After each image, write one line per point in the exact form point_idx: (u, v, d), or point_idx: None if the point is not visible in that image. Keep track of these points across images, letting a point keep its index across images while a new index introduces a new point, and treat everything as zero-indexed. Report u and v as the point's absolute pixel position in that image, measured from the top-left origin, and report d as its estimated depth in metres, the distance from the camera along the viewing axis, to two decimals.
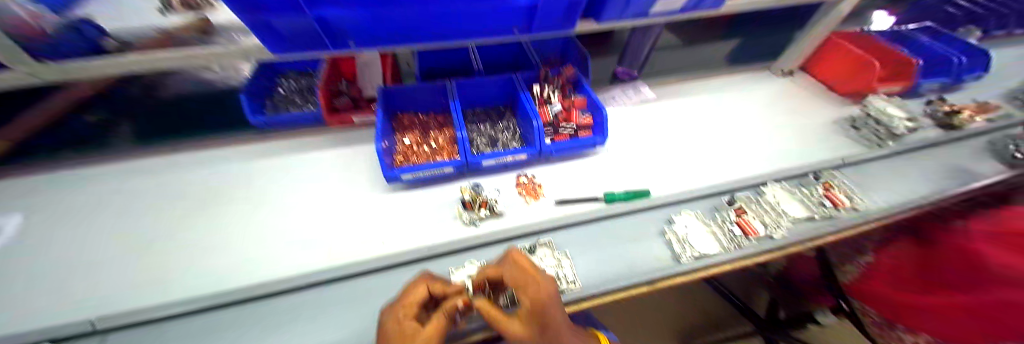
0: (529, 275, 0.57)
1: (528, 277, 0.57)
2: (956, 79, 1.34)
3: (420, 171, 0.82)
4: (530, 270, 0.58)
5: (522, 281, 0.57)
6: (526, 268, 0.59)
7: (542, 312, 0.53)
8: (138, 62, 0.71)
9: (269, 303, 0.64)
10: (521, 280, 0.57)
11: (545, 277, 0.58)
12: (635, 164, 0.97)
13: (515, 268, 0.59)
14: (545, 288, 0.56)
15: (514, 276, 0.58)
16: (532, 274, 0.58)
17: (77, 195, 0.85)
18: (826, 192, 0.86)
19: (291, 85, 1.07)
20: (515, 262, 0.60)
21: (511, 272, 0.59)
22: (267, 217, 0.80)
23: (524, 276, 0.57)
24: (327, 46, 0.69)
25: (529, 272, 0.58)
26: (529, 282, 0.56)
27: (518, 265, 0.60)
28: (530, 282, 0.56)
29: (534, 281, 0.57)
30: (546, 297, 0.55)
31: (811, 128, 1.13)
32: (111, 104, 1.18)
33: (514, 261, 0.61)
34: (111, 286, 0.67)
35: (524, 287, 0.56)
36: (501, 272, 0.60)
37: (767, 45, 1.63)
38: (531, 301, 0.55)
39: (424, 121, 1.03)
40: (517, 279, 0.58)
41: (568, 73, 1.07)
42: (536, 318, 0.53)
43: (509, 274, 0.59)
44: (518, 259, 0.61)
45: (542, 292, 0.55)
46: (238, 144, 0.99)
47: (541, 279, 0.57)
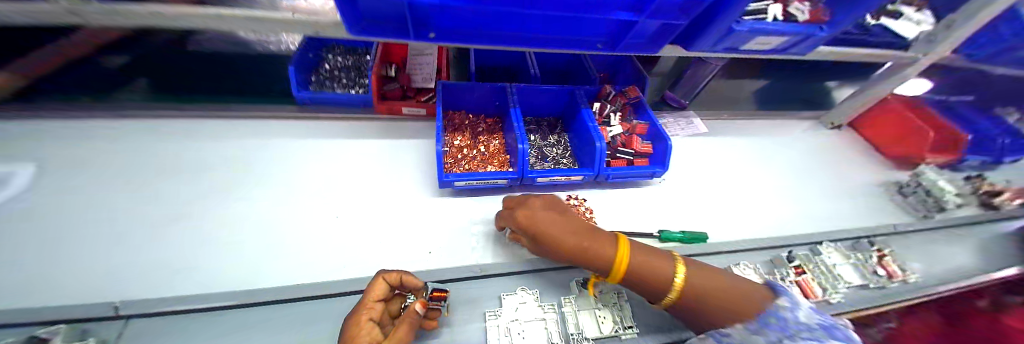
0: (511, 207, 0.68)
1: (507, 208, 0.70)
2: (997, 158, 1.34)
3: (475, 180, 0.77)
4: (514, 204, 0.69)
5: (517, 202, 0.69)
6: (510, 205, 0.70)
7: (526, 225, 0.62)
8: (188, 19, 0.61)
9: (314, 306, 0.57)
10: (516, 202, 0.69)
11: (525, 201, 0.68)
12: (688, 203, 0.94)
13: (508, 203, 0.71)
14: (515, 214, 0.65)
15: (511, 202, 0.70)
16: (524, 200, 0.68)
17: (95, 151, 0.78)
18: (881, 262, 0.85)
19: (339, 61, 1.02)
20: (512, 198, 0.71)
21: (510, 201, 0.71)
22: (302, 206, 0.73)
23: (505, 212, 0.70)
24: (406, 33, 0.62)
25: (525, 199, 0.69)
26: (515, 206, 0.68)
27: (516, 199, 0.70)
28: (528, 201, 0.67)
29: (527, 199, 0.68)
30: (534, 214, 0.63)
31: (858, 189, 1.12)
32: (133, 53, 1.10)
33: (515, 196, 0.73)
34: (132, 262, 0.61)
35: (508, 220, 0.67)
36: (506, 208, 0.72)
37: (807, 92, 1.60)
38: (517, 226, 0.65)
39: (474, 121, 0.97)
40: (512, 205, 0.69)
41: (631, 94, 0.99)
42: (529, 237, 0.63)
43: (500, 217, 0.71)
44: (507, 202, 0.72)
45: (526, 211, 0.63)
46: (272, 116, 0.91)
47: (531, 200, 0.67)
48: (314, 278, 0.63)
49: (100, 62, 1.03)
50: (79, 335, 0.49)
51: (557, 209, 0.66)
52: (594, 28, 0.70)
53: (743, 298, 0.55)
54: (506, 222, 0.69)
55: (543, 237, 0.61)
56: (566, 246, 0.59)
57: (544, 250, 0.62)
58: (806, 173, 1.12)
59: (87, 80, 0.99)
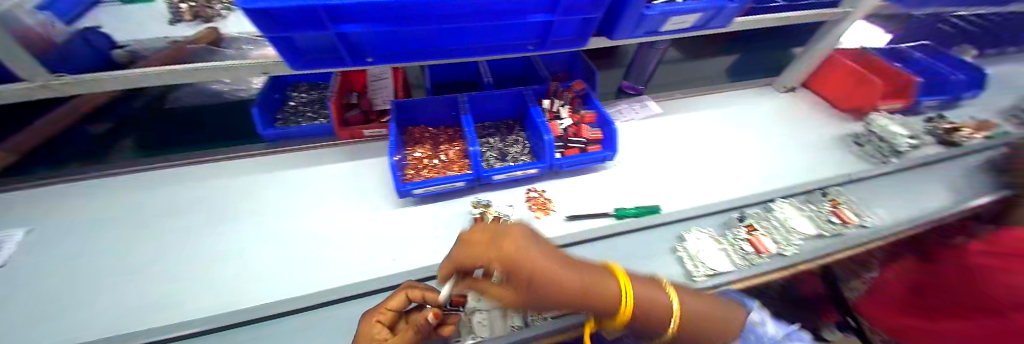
0: (483, 243, 0.42)
1: (479, 247, 0.42)
2: (955, 97, 1.37)
3: (433, 185, 0.82)
4: (487, 234, 0.44)
5: (490, 232, 0.44)
6: (480, 239, 0.43)
7: (513, 266, 0.39)
8: (151, 77, 0.68)
9: (282, 321, 0.61)
10: (490, 234, 0.43)
11: (505, 231, 0.42)
12: (645, 181, 0.98)
13: (476, 234, 0.45)
14: (497, 249, 0.40)
15: (482, 234, 0.45)
16: (498, 228, 0.44)
17: (83, 208, 0.84)
18: (834, 209, 0.87)
19: (303, 97, 1.13)
20: (481, 223, 0.48)
21: (478, 232, 0.46)
22: (272, 234, 0.79)
23: (474, 251, 0.42)
24: (344, 61, 0.68)
25: (499, 224, 0.45)
26: (488, 240, 0.42)
27: (490, 220, 0.48)
28: (506, 223, 0.45)
29: (505, 224, 0.45)
30: (525, 247, 0.40)
31: (816, 145, 1.15)
32: (116, 117, 1.19)
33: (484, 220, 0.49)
34: (116, 305, 0.66)
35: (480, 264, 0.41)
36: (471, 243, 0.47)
37: (765, 62, 1.65)
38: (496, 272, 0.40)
39: (433, 133, 1.04)
40: (483, 240, 0.43)
41: (577, 88, 1.08)
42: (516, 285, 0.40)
43: (462, 259, 0.43)
44: (472, 234, 0.46)
45: (512, 241, 0.40)
46: (246, 155, 0.98)
47: (513, 224, 0.44)
48: (285, 295, 0.68)
49: (85, 129, 1.11)
50: None
51: (536, 240, 0.42)
52: (522, 33, 0.74)
53: (726, 322, 0.53)
54: (467, 256, 0.44)
55: (534, 276, 0.38)
56: (569, 289, 0.40)
57: (535, 300, 0.41)
58: (763, 138, 1.16)
59: (74, 146, 1.07)
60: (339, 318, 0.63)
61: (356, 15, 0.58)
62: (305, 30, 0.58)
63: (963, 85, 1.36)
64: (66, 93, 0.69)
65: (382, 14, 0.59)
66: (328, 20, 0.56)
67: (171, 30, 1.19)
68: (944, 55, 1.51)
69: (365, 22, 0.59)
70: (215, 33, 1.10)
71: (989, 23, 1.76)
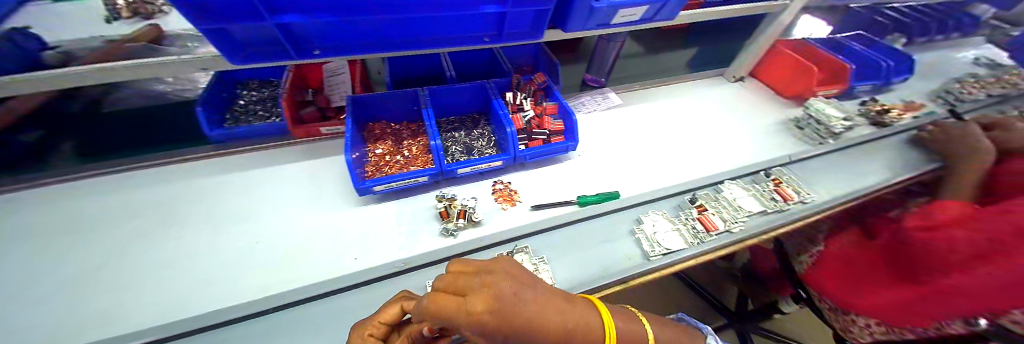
0: (456, 299, 0.43)
1: (453, 305, 0.42)
2: (885, 82, 1.49)
3: (395, 181, 0.82)
4: (458, 290, 0.45)
5: (461, 288, 0.45)
6: (451, 295, 0.43)
7: (492, 320, 0.41)
8: (80, 77, 0.64)
9: (238, 326, 0.60)
10: (460, 291, 0.44)
11: (476, 288, 0.44)
12: (607, 168, 1.01)
13: (444, 291, 0.45)
14: (474, 303, 0.42)
15: (451, 289, 0.46)
16: (467, 283, 0.45)
17: (11, 221, 0.78)
18: (776, 187, 0.93)
19: (253, 95, 1.15)
20: (447, 275, 0.48)
21: (446, 288, 0.46)
22: (226, 238, 0.77)
23: (446, 309, 0.42)
24: (291, 55, 0.67)
25: (467, 280, 0.46)
26: (462, 297, 0.43)
27: (454, 273, 0.48)
28: (474, 276, 0.47)
29: (475, 278, 0.46)
30: (499, 299, 0.43)
31: (764, 129, 1.23)
32: (48, 122, 1.10)
33: (450, 275, 0.49)
34: (50, 321, 0.62)
35: (454, 321, 0.41)
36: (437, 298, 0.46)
37: (721, 53, 1.73)
38: (472, 328, 0.41)
39: (397, 129, 1.03)
40: (454, 296, 0.44)
41: (539, 81, 1.10)
42: (493, 338, 0.42)
43: (430, 317, 0.42)
44: (440, 289, 0.46)
45: (488, 297, 0.42)
46: (199, 159, 0.94)
47: (484, 277, 0.46)
48: (239, 299, 0.66)
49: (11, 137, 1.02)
50: None
51: (524, 285, 0.46)
52: (474, 25, 0.75)
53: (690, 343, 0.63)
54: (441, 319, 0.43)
55: (511, 330, 0.42)
56: (551, 335, 0.44)
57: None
58: (716, 124, 1.23)
59: None
60: (299, 319, 0.62)
61: (296, 6, 0.57)
62: (243, 21, 0.56)
63: (892, 71, 1.49)
64: None
65: (323, 4, 0.58)
66: (266, 11, 0.55)
67: (104, 28, 1.09)
68: (879, 45, 1.64)
69: (307, 13, 0.59)
70: (158, 31, 1.02)
71: (915, 14, 1.93)
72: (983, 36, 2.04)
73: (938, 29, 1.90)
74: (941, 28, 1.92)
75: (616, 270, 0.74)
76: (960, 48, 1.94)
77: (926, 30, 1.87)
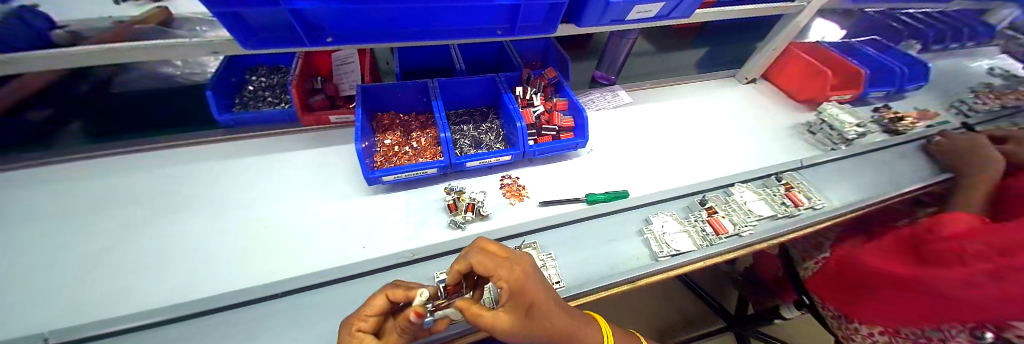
0: (502, 257, 0.51)
1: (501, 260, 0.50)
2: (899, 89, 1.47)
3: (404, 172, 0.82)
4: (501, 254, 0.52)
5: (503, 250, 0.53)
6: (497, 254, 0.52)
7: (527, 282, 0.49)
8: (88, 57, 0.63)
9: (245, 310, 0.60)
10: (502, 252, 0.52)
11: (516, 255, 0.53)
12: (616, 167, 1.01)
13: (488, 248, 0.53)
14: (517, 265, 0.50)
15: (493, 249, 0.53)
16: (508, 250, 0.54)
17: (20, 198, 0.79)
18: (787, 192, 0.92)
19: (262, 81, 1.14)
20: (489, 241, 0.56)
21: (490, 247, 0.54)
22: (233, 222, 0.77)
23: (493, 261, 0.50)
24: (303, 42, 0.66)
25: (507, 249, 0.55)
26: (507, 257, 0.51)
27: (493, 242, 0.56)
28: (512, 249, 0.55)
29: (514, 250, 0.54)
30: (532, 271, 0.51)
31: (775, 133, 1.21)
32: (57, 101, 1.10)
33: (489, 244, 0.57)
34: (60, 299, 0.62)
35: (495, 274, 0.49)
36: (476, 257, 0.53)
37: (732, 54, 1.71)
38: (508, 284, 0.48)
39: (405, 120, 1.03)
40: (497, 255, 0.52)
41: (549, 76, 1.08)
42: (519, 301, 0.48)
43: (478, 263, 0.50)
44: (485, 247, 0.54)
45: (525, 265, 0.51)
46: (206, 143, 0.94)
47: (521, 252, 0.54)
48: (247, 283, 0.66)
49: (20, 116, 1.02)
50: None
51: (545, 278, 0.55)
52: (488, 17, 0.73)
53: None
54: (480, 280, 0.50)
55: (536, 307, 0.49)
56: (560, 325, 0.51)
57: (525, 319, 0.48)
58: (726, 126, 1.21)
59: None
60: (305, 306, 0.62)
61: None
62: (257, 6, 0.56)
63: (907, 78, 1.47)
64: None
65: None
66: None
67: (114, 10, 1.07)
68: (893, 50, 1.61)
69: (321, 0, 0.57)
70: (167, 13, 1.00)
71: (930, 21, 1.90)
72: (1000, 45, 2.00)
73: (952, 37, 1.87)
74: (956, 37, 1.89)
75: (623, 269, 0.73)
76: (975, 57, 1.90)
77: (943, 37, 1.84)
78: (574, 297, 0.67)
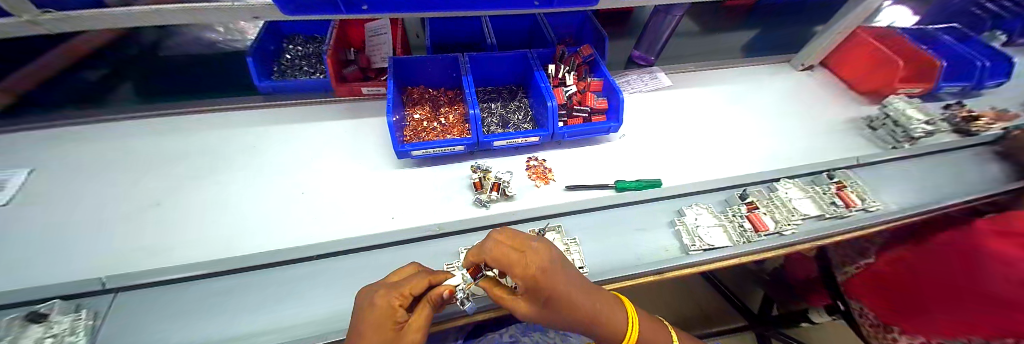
0: (517, 252, 0.47)
1: (514, 256, 0.46)
2: (977, 84, 1.31)
3: (432, 148, 0.81)
4: (517, 246, 0.48)
5: (520, 243, 0.48)
6: (513, 246, 0.48)
7: (543, 279, 0.45)
8: (137, 16, 0.65)
9: (279, 270, 0.62)
10: (519, 246, 0.48)
11: (536, 247, 0.48)
12: (648, 154, 0.96)
13: (502, 239, 0.49)
14: (533, 261, 0.46)
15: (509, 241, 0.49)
16: (526, 241, 0.49)
17: (81, 152, 0.85)
18: (839, 192, 0.85)
19: (298, 51, 1.16)
20: (506, 230, 0.52)
21: (506, 239, 0.50)
22: (269, 186, 0.80)
23: (507, 256, 0.46)
24: (339, 9, 0.65)
25: (526, 238, 0.50)
26: (522, 252, 0.47)
27: (513, 230, 0.52)
28: (532, 239, 0.50)
29: (533, 240, 0.49)
30: (552, 265, 0.47)
31: (828, 126, 1.11)
32: (110, 62, 1.16)
33: (509, 231, 0.52)
34: (116, 248, 0.67)
35: (509, 269, 0.46)
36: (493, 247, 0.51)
37: (785, 38, 1.57)
38: (522, 281, 0.46)
39: (434, 95, 1.02)
40: (513, 248, 0.48)
41: (585, 53, 1.03)
42: (534, 295, 0.47)
43: (490, 260, 0.47)
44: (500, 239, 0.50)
45: (543, 260, 0.46)
46: (245, 108, 0.98)
47: (542, 243, 0.49)
48: (283, 245, 0.69)
49: (79, 75, 1.09)
50: (78, 307, 0.56)
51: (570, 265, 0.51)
52: None
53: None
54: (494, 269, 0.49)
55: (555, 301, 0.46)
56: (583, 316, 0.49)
57: (545, 307, 0.48)
58: (772, 116, 1.12)
59: (67, 91, 1.05)
60: (335, 270, 0.64)
61: None
62: None
63: (988, 72, 1.30)
64: (54, 30, 0.66)
65: None
66: None
67: None
68: (975, 40, 1.43)
69: None
70: None
71: None
72: None
73: None
74: None
75: (650, 260, 0.71)
76: None
77: None
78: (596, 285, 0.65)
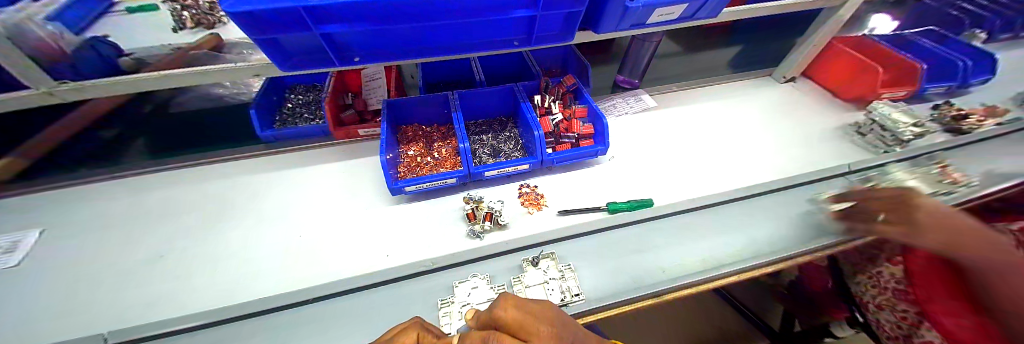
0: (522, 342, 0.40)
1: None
2: (962, 84, 1.32)
3: (424, 182, 0.83)
4: (522, 331, 0.43)
5: (527, 328, 0.42)
6: (517, 333, 0.43)
7: None
8: (143, 80, 0.70)
9: (277, 315, 0.63)
10: (525, 332, 0.42)
11: (542, 331, 0.41)
12: (639, 174, 0.97)
13: (509, 322, 0.44)
14: None
15: (515, 326, 0.44)
16: (532, 327, 0.42)
17: (90, 209, 0.89)
18: (942, 171, 0.90)
19: (299, 99, 1.23)
20: (508, 306, 0.46)
21: (512, 321, 0.44)
22: (268, 230, 0.82)
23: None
24: (332, 62, 0.69)
25: (532, 322, 0.43)
26: (527, 340, 0.41)
27: (516, 304, 0.47)
28: (539, 318, 0.44)
29: (541, 321, 0.43)
30: None
31: (816, 135, 1.12)
32: (121, 120, 1.23)
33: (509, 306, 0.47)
34: (121, 303, 0.69)
35: None
36: (499, 329, 0.45)
37: (766, 52, 1.62)
38: None
39: (427, 131, 1.06)
40: (519, 337, 0.42)
41: (568, 83, 1.09)
42: None
43: None
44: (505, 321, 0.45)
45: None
46: (249, 156, 1.02)
47: (550, 325, 0.42)
48: (283, 289, 0.70)
49: (93, 135, 1.16)
50: None
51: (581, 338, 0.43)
52: (503, 29, 0.73)
53: None
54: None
55: None
56: None
57: None
58: (758, 129, 1.15)
59: (81, 150, 1.11)
60: (330, 313, 0.64)
61: (338, 16, 0.60)
62: (291, 31, 0.60)
63: (971, 71, 1.32)
64: (67, 99, 0.71)
65: (363, 13, 0.60)
66: (311, 20, 0.58)
67: (173, 37, 1.20)
68: (953, 41, 1.46)
69: (347, 22, 0.61)
70: (218, 40, 1.12)
71: (1003, 6, 1.68)
72: None
73: None
74: None
75: (646, 282, 0.69)
76: None
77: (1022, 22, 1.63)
78: (593, 311, 0.64)
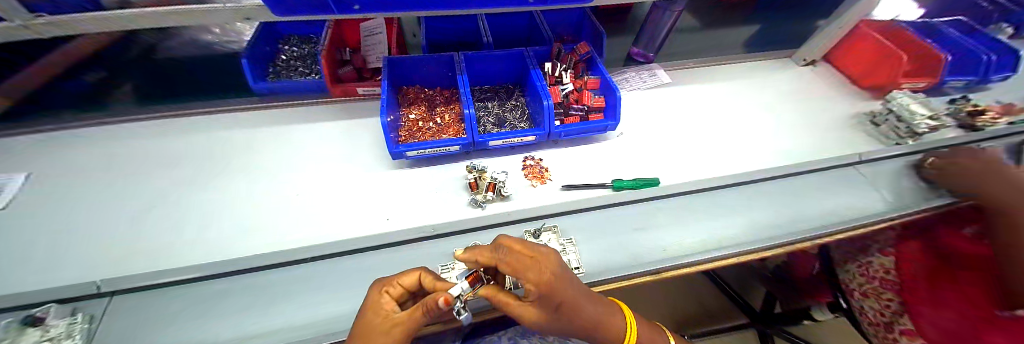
0: (528, 258, 0.48)
1: (527, 262, 0.47)
2: (982, 79, 1.29)
3: (427, 148, 0.80)
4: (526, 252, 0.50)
5: (530, 249, 0.50)
6: (523, 253, 0.49)
7: (557, 285, 0.47)
8: (124, 17, 0.63)
9: (277, 271, 0.62)
10: (529, 252, 0.49)
11: (544, 253, 0.50)
12: (646, 153, 0.95)
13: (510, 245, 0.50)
14: (545, 267, 0.47)
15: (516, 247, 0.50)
16: (535, 247, 0.50)
17: (77, 155, 0.85)
18: None
19: (293, 51, 1.16)
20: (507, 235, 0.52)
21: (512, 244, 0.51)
22: (265, 187, 0.80)
23: (520, 263, 0.46)
24: (330, 9, 0.64)
25: (533, 244, 0.51)
26: (532, 258, 0.48)
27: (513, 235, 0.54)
28: (537, 245, 0.52)
29: (539, 246, 0.51)
30: (560, 270, 0.49)
31: (829, 122, 1.10)
32: (104, 64, 1.16)
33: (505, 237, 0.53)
34: (115, 251, 0.67)
35: (524, 275, 0.46)
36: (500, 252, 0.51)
37: (786, 33, 1.55)
38: (536, 287, 0.46)
39: (430, 95, 1.02)
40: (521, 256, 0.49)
41: (581, 51, 1.03)
42: (548, 301, 0.47)
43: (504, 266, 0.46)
44: (509, 245, 0.50)
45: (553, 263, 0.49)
46: (242, 109, 0.98)
47: (548, 248, 0.51)
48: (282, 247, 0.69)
49: (75, 78, 1.10)
50: (72, 310, 0.56)
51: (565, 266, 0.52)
52: None
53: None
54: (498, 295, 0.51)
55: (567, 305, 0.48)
56: (588, 316, 0.52)
57: (555, 315, 0.50)
58: (771, 112, 1.11)
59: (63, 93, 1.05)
60: (330, 273, 0.64)
61: None
62: None
63: (994, 65, 1.27)
64: (42, 34, 0.65)
65: None
66: None
67: None
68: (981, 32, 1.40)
69: None
70: None
71: None
72: None
73: None
74: None
75: (646, 260, 0.69)
76: None
77: None
78: (593, 285, 0.64)
